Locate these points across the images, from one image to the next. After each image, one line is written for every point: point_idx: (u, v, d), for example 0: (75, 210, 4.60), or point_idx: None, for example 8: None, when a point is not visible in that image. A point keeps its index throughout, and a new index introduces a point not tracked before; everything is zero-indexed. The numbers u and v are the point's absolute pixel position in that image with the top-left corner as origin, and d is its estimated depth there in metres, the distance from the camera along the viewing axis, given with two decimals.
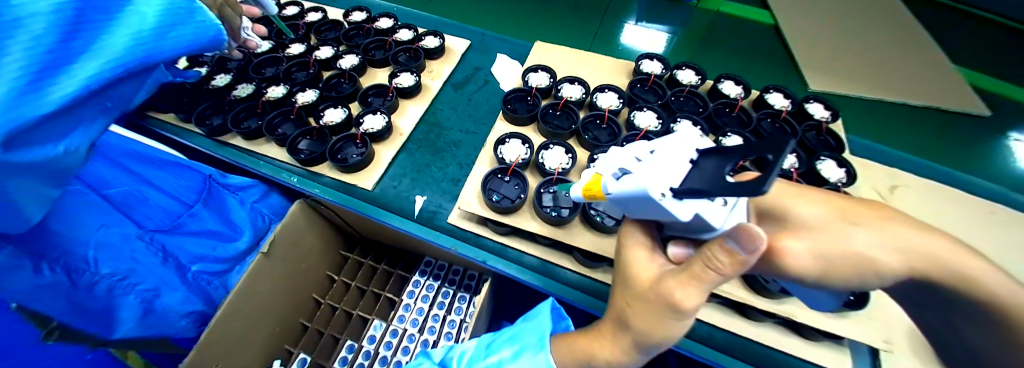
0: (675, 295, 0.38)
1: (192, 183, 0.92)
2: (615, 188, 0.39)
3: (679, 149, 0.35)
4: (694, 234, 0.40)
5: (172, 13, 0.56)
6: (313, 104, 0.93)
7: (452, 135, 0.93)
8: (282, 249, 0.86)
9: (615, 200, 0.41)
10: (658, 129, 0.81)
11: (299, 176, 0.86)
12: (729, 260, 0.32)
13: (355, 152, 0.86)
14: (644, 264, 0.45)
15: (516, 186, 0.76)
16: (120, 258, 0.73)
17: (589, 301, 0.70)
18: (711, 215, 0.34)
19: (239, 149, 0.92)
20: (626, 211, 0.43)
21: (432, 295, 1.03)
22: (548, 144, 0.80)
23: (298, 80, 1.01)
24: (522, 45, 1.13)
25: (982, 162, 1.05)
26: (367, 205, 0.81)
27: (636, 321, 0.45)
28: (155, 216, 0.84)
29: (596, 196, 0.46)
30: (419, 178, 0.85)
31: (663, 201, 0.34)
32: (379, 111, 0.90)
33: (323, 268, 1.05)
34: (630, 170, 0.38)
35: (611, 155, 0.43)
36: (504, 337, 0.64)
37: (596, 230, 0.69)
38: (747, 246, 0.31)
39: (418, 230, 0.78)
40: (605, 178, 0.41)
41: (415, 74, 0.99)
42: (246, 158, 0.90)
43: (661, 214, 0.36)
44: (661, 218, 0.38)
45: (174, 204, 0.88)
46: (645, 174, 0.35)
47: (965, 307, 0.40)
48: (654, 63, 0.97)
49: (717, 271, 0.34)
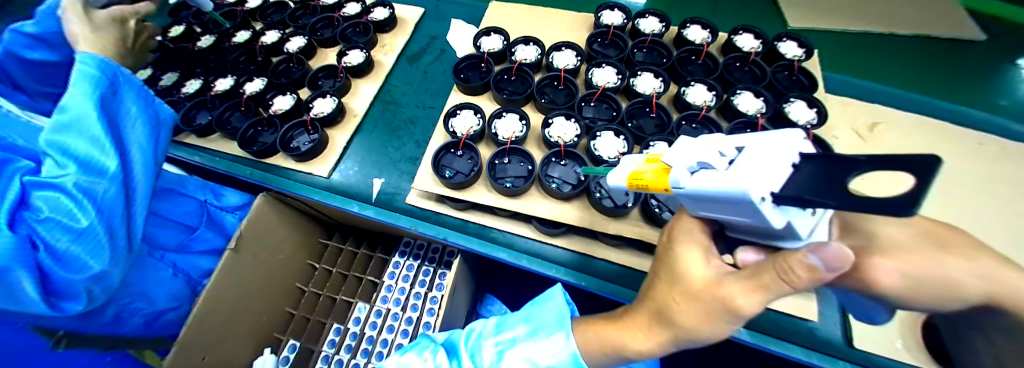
0: (735, 299, 0.35)
1: (190, 211, 0.85)
2: (692, 184, 0.35)
3: (772, 149, 0.29)
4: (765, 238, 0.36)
5: (152, 126, 0.63)
6: (260, 94, 0.89)
7: (408, 111, 0.90)
8: (250, 245, 0.84)
9: (687, 195, 0.36)
10: (616, 85, 0.77)
11: (256, 170, 0.84)
12: (807, 275, 0.28)
13: (308, 139, 0.84)
14: (701, 260, 0.39)
15: (471, 160, 0.73)
16: (141, 282, 0.74)
17: (614, 290, 0.65)
18: (800, 223, 0.31)
19: (196, 148, 0.89)
20: (695, 208, 0.38)
21: (412, 275, 1.03)
22: (501, 112, 0.77)
23: (246, 69, 0.97)
24: (476, 7, 1.07)
25: (996, 94, 0.96)
26: (325, 192, 0.79)
27: (673, 310, 0.41)
28: (165, 237, 0.81)
29: (651, 188, 0.43)
30: (378, 160, 0.83)
31: (763, 206, 0.28)
32: (328, 94, 0.87)
33: (302, 258, 1.05)
34: (714, 167, 0.33)
35: (688, 147, 0.37)
36: (517, 315, 0.62)
37: (552, 196, 0.68)
38: (829, 264, 0.28)
39: (379, 213, 0.76)
40: (679, 171, 0.36)
41: (365, 50, 0.93)
42: (201, 156, 0.88)
43: (751, 218, 0.31)
44: (737, 221, 0.34)
45: (175, 229, 0.83)
46: (741, 172, 0.29)
47: (895, 250, 0.39)
48: (615, 13, 0.89)
49: (790, 285, 0.30)
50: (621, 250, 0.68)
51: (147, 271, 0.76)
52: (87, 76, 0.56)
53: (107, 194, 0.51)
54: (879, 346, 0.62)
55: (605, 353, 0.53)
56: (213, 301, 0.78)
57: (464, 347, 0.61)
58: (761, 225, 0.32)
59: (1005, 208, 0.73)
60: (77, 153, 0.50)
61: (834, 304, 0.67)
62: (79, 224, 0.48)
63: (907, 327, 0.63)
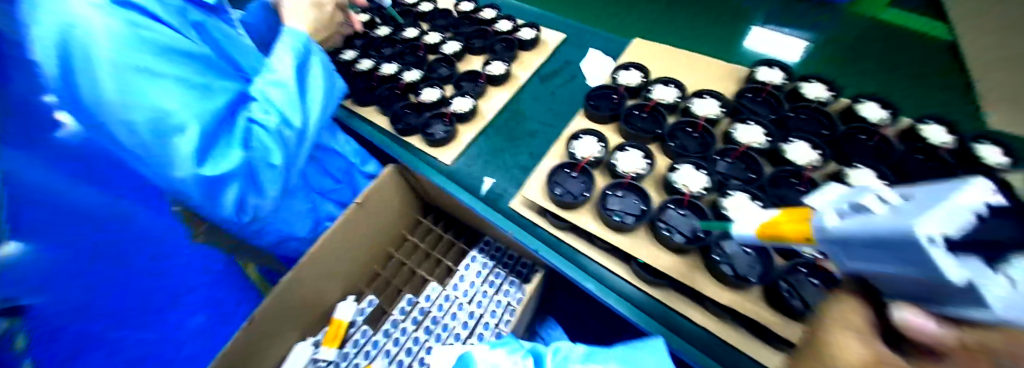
0: None
1: (341, 168, 1.06)
2: (841, 226, 0.32)
3: (950, 189, 0.26)
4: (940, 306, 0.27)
5: (330, 90, 0.87)
6: (413, 83, 1.03)
7: (530, 124, 0.95)
8: (369, 205, 0.98)
9: (828, 239, 0.34)
10: (763, 146, 0.72)
11: (390, 141, 0.98)
12: None
13: (441, 129, 0.93)
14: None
15: (583, 183, 0.75)
16: (292, 212, 0.94)
17: (691, 352, 0.62)
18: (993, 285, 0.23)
19: (349, 111, 1.07)
20: (842, 259, 0.34)
21: (485, 273, 1.07)
22: (624, 146, 0.77)
23: (406, 61, 1.13)
24: (618, 41, 1.10)
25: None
26: (443, 178, 0.88)
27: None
28: (322, 182, 1.03)
29: (784, 237, 0.41)
30: (493, 161, 0.90)
31: (932, 249, 0.24)
32: (468, 95, 0.98)
33: (399, 228, 1.17)
34: (870, 211, 0.30)
35: (849, 194, 0.35)
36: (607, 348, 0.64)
37: (659, 242, 0.65)
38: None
39: (480, 207, 0.83)
40: (825, 213, 0.35)
41: (507, 63, 1.03)
42: (354, 121, 1.05)
43: (905, 266, 0.27)
44: (896, 275, 0.29)
45: (327, 179, 1.03)
46: (897, 211, 0.27)
47: None
48: (775, 71, 0.83)
49: None
50: (716, 318, 0.62)
51: (299, 204, 0.96)
52: (297, 44, 0.81)
53: (287, 133, 0.74)
54: None
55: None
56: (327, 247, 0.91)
57: (550, 360, 0.65)
58: (928, 279, 0.26)
59: None
60: (282, 104, 0.74)
61: None
62: (258, 151, 0.70)
63: None
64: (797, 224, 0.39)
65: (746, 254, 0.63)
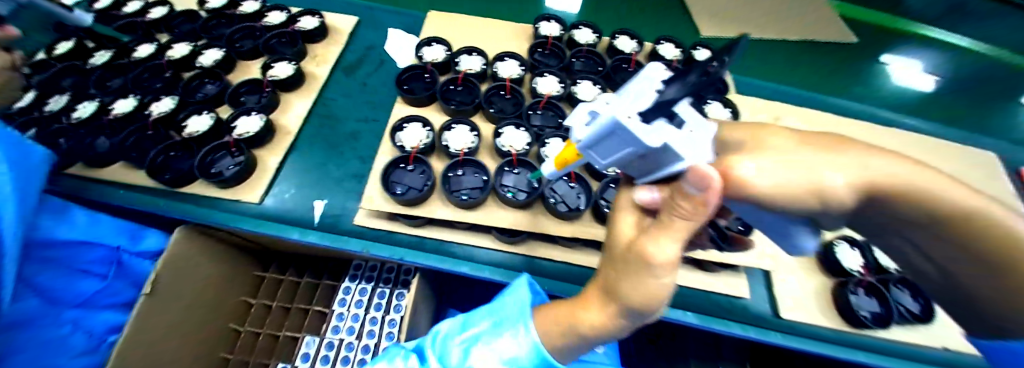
0: (646, 248, 0.37)
1: (96, 258, 0.71)
2: (587, 133, 0.37)
3: (640, 83, 0.35)
4: (659, 172, 0.38)
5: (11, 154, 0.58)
6: (170, 115, 0.79)
7: (347, 125, 0.85)
8: (166, 288, 0.70)
9: (587, 147, 0.39)
10: (559, 93, 0.81)
11: (167, 202, 0.74)
12: (691, 206, 0.33)
13: (232, 164, 0.75)
14: (668, 239, 0.36)
15: (421, 174, 0.71)
16: (28, 349, 0.61)
17: (564, 288, 0.68)
18: (680, 143, 0.33)
19: (85, 177, 0.76)
20: (597, 159, 0.41)
21: (367, 298, 0.93)
22: (450, 124, 0.76)
23: (152, 87, 0.85)
24: (416, 16, 1.05)
25: (864, 86, 1.17)
26: (258, 220, 0.71)
27: (623, 292, 0.41)
28: (73, 288, 0.69)
29: (568, 159, 0.47)
30: (317, 181, 0.77)
31: (630, 124, 0.31)
32: (252, 111, 0.78)
33: (234, 294, 0.91)
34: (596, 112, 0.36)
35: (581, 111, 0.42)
36: (482, 311, 0.62)
37: (506, 203, 0.68)
38: (699, 188, 0.32)
39: (322, 238, 0.69)
40: (576, 126, 0.40)
41: (294, 62, 0.87)
42: (107, 190, 0.75)
43: (632, 146, 0.34)
44: (631, 157, 0.37)
45: (78, 282, 0.70)
46: (611, 106, 0.34)
47: (887, 216, 0.38)
48: (552, 24, 0.93)
49: (683, 220, 0.35)
50: (574, 249, 0.71)
51: (36, 335, 0.63)
52: None
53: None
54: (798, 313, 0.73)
55: (562, 333, 0.53)
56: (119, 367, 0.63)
57: (432, 351, 0.62)
58: (646, 150, 0.34)
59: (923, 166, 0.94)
60: None
61: (760, 284, 0.79)
62: None
63: (815, 291, 0.76)
64: (570, 149, 0.47)
65: (572, 188, 0.72)
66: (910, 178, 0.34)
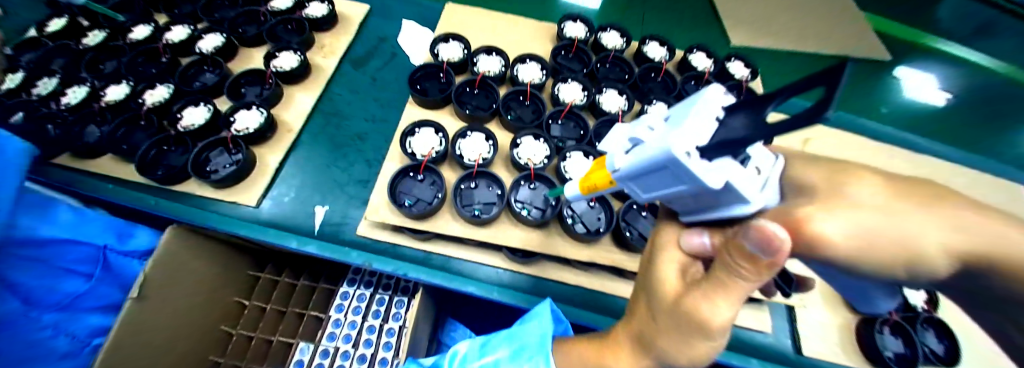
0: (700, 309, 0.33)
1: (82, 257, 0.68)
2: (629, 163, 0.32)
3: (698, 105, 0.27)
4: (713, 211, 0.33)
5: None
6: (164, 105, 0.76)
7: (354, 125, 0.80)
8: (158, 289, 0.66)
9: (625, 178, 0.34)
10: (583, 102, 0.75)
11: (161, 199, 0.71)
12: (752, 268, 0.28)
13: (229, 161, 0.71)
14: (724, 299, 0.32)
15: (432, 185, 0.66)
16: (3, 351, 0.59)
17: (583, 316, 0.63)
18: (747, 185, 0.27)
19: (76, 169, 0.72)
20: (638, 192, 0.35)
21: (365, 306, 0.89)
22: (465, 131, 0.70)
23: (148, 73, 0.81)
24: (430, 8, 0.98)
25: (904, 107, 1.09)
26: (254, 226, 0.66)
27: (668, 347, 0.38)
28: (57, 288, 0.66)
29: (597, 186, 0.42)
30: (320, 185, 0.72)
31: (688, 161, 0.25)
32: (253, 105, 0.73)
33: (229, 294, 0.85)
34: (642, 140, 0.30)
35: (619, 133, 0.36)
36: (502, 336, 0.59)
37: (522, 223, 0.63)
38: (766, 250, 0.27)
39: (322, 248, 0.64)
40: (615, 152, 0.34)
41: (299, 52, 0.81)
42: (100, 185, 0.71)
43: (686, 184, 0.28)
44: (681, 194, 0.31)
45: (62, 282, 0.66)
46: (662, 135, 0.27)
47: (983, 284, 0.32)
48: (578, 25, 0.87)
49: (744, 281, 0.30)
50: (590, 273, 0.66)
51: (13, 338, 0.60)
52: None
53: None
54: (822, 352, 0.67)
55: None
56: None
57: None
58: (703, 190, 0.28)
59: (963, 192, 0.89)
60: None
61: (783, 317, 0.72)
62: None
63: (841, 329, 0.70)
64: (601, 172, 0.40)
65: (591, 208, 0.67)
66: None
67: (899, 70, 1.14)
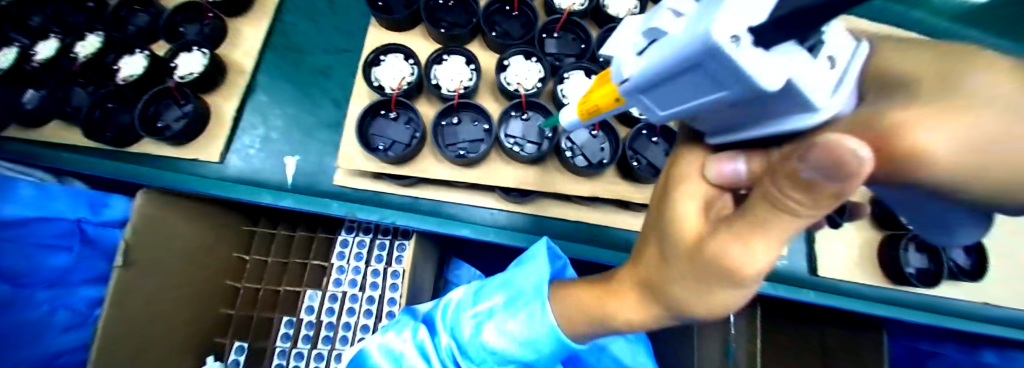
0: (728, 252, 0.26)
1: (60, 231, 0.69)
2: (642, 67, 0.23)
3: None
4: (760, 125, 0.25)
5: None
6: (97, 58, 0.65)
7: (315, 59, 0.68)
8: (145, 254, 0.63)
9: (636, 89, 0.25)
10: (584, 7, 0.61)
11: (122, 163, 0.65)
12: (806, 197, 0.21)
13: (181, 114, 0.61)
14: (762, 241, 0.25)
15: (408, 124, 0.57)
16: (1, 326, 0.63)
17: (586, 252, 0.61)
18: (810, 81, 0.19)
19: (31, 141, 0.65)
20: (651, 107, 0.26)
21: (366, 252, 0.86)
22: (441, 55, 0.59)
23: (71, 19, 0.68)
24: None
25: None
26: (224, 182, 0.60)
27: (681, 294, 0.33)
28: (45, 263, 0.68)
29: (598, 108, 0.32)
30: (286, 132, 0.64)
31: (739, 51, 0.16)
32: (194, 46, 0.63)
33: (228, 250, 0.82)
34: (664, 30, 0.21)
35: (627, 29, 0.26)
36: (495, 282, 0.56)
37: (515, 160, 0.56)
38: (831, 173, 0.19)
39: (302, 201, 0.59)
40: (623, 54, 0.25)
41: None
42: (57, 151, 0.65)
43: (727, 90, 0.20)
44: (711, 107, 0.23)
45: (53, 257, 0.69)
46: (697, 13, 0.18)
47: None
48: None
49: (795, 217, 0.23)
50: (594, 208, 0.60)
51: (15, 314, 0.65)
52: None
53: None
54: (843, 274, 0.63)
55: (586, 320, 0.46)
56: (112, 339, 0.60)
57: (443, 322, 0.58)
58: (749, 97, 0.20)
59: None
60: None
61: (802, 242, 0.67)
62: None
63: (864, 245, 0.65)
64: (604, 88, 0.31)
65: (593, 138, 0.58)
66: None
67: None
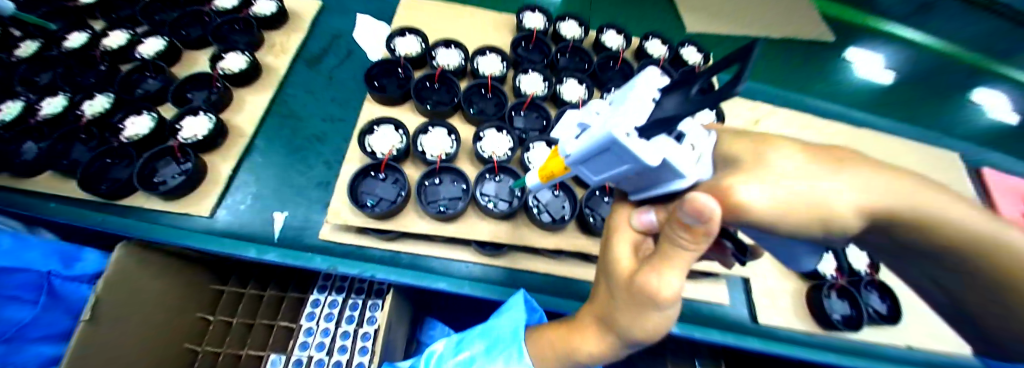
0: (649, 282, 0.34)
1: (24, 284, 0.65)
2: (576, 147, 0.32)
3: (635, 89, 0.28)
4: (655, 188, 0.34)
5: None
6: (104, 116, 0.71)
7: (312, 126, 0.77)
8: (111, 307, 0.62)
9: (575, 162, 0.34)
10: (545, 93, 0.76)
11: (109, 215, 0.67)
12: (690, 236, 0.29)
13: (177, 171, 0.67)
14: (673, 272, 0.33)
15: (395, 182, 0.65)
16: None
17: (555, 303, 0.66)
18: (679, 159, 0.28)
19: (15, 192, 0.66)
20: (588, 175, 0.35)
21: (337, 312, 0.86)
22: (427, 127, 0.70)
23: (85, 83, 0.76)
24: (386, 4, 0.96)
25: (847, 86, 1.13)
26: (207, 235, 0.63)
27: (626, 324, 0.39)
28: (4, 318, 0.63)
29: (554, 172, 0.41)
30: (277, 189, 0.70)
31: (629, 141, 0.25)
32: (200, 110, 0.70)
33: (192, 310, 0.80)
34: (590, 125, 0.31)
35: (571, 117, 0.36)
36: (475, 332, 0.59)
37: (490, 216, 0.63)
38: (697, 219, 0.27)
39: (280, 257, 0.62)
40: (565, 139, 0.33)
41: (246, 53, 0.77)
42: (39, 203, 0.66)
43: (629, 163, 0.29)
44: (626, 174, 0.32)
45: (18, 310, 0.65)
46: (606, 117, 0.28)
47: (896, 239, 0.35)
48: (537, 16, 0.88)
49: (689, 251, 0.31)
50: (559, 260, 0.67)
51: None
52: None
53: None
54: (778, 319, 0.71)
55: (560, 359, 0.50)
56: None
57: None
58: (643, 168, 0.29)
59: (905, 160, 0.94)
60: None
61: (740, 291, 0.76)
62: None
63: (795, 294, 0.74)
64: (557, 158, 0.40)
65: (556, 197, 0.68)
66: (918, 203, 0.32)
67: (843, 51, 1.19)
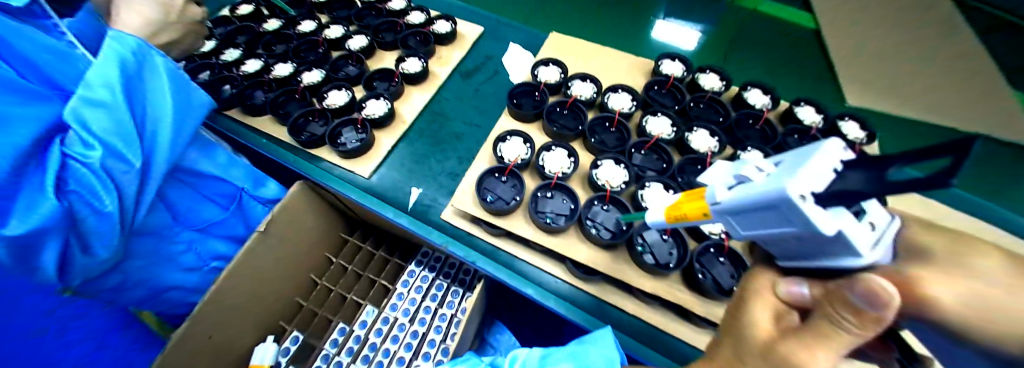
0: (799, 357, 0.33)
1: (224, 192, 0.86)
2: (732, 197, 0.34)
3: (814, 157, 0.28)
4: (819, 260, 0.33)
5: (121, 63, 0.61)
6: (316, 85, 0.93)
7: (454, 126, 0.90)
8: (279, 228, 0.81)
9: (725, 211, 0.36)
10: (671, 137, 0.77)
11: (299, 158, 0.85)
12: (856, 320, 0.28)
13: (356, 137, 0.85)
14: (824, 353, 0.32)
15: (514, 187, 0.73)
16: (149, 251, 0.76)
17: (638, 349, 0.63)
18: (858, 236, 0.27)
19: (248, 128, 0.91)
20: (736, 227, 0.36)
21: (426, 287, 0.97)
22: (550, 146, 0.76)
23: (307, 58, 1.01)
24: (535, 34, 1.09)
25: None
26: (363, 193, 0.79)
27: None
28: (203, 213, 0.85)
29: (686, 216, 0.43)
30: (417, 170, 0.84)
31: (804, 205, 0.27)
32: (381, 97, 0.88)
33: (321, 250, 1.00)
34: (751, 180, 0.33)
35: (721, 170, 0.38)
36: (564, 353, 0.61)
37: (591, 241, 0.66)
38: (872, 303, 0.27)
39: (411, 224, 0.75)
40: (716, 186, 0.37)
41: (423, 60, 0.96)
42: (256, 138, 0.89)
43: (795, 226, 0.29)
44: (782, 237, 0.33)
45: (212, 207, 0.86)
46: (775, 176, 0.29)
47: None
48: (676, 64, 0.90)
49: (850, 335, 0.30)
50: (652, 305, 0.65)
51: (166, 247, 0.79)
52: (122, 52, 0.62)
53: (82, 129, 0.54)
54: None
55: None
56: (229, 285, 0.74)
57: None
58: (810, 235, 0.29)
59: None
60: (96, 126, 0.55)
61: None
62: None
63: None
64: (694, 203, 0.42)
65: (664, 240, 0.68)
66: None
67: None
